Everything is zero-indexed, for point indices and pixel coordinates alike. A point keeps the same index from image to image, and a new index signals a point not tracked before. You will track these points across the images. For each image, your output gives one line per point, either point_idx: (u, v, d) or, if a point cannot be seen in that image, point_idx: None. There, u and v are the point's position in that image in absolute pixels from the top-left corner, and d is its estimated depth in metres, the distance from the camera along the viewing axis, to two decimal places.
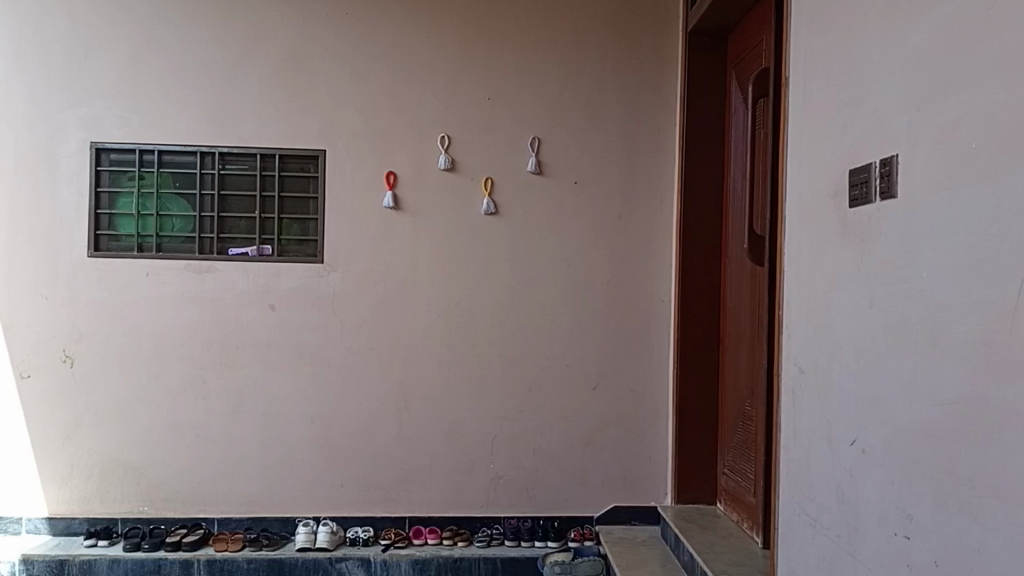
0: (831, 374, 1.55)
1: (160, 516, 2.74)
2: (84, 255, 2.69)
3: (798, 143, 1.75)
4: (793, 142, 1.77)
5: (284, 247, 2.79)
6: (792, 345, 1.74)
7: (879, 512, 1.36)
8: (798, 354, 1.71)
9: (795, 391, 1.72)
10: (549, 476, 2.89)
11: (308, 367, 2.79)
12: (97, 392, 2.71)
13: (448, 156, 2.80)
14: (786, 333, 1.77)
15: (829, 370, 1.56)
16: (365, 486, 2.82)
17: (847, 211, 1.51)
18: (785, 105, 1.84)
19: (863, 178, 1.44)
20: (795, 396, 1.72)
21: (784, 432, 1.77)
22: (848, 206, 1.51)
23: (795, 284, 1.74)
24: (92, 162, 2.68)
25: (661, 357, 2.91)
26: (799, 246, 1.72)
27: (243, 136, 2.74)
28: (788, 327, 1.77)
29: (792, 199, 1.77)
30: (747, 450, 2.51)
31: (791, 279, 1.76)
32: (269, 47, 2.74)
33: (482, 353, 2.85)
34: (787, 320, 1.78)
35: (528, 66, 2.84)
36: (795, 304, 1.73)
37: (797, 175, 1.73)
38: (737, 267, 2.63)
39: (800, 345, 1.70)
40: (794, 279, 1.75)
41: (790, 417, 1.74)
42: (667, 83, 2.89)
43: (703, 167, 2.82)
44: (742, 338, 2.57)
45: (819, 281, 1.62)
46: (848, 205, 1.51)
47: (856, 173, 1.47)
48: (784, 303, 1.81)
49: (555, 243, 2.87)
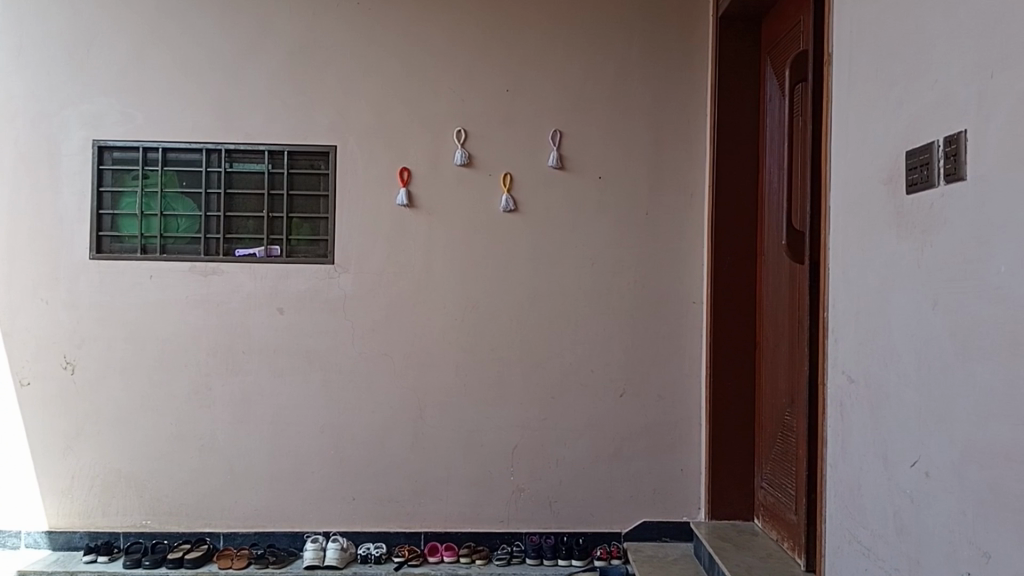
0: (887, 383, 1.35)
1: (164, 530, 2.62)
2: (87, 257, 2.59)
3: (845, 124, 1.55)
4: (840, 124, 1.58)
5: (293, 247, 2.65)
6: (840, 350, 1.54)
7: (947, 546, 1.16)
8: (846, 359, 1.52)
9: (844, 402, 1.52)
10: (573, 489, 2.71)
11: (317, 375, 2.65)
12: (99, 401, 2.60)
13: (464, 151, 2.65)
14: (834, 336, 1.58)
15: (885, 379, 1.36)
16: (378, 499, 2.67)
17: (905, 198, 1.32)
18: (828, 83, 1.65)
19: (924, 160, 1.24)
20: (843, 408, 1.53)
21: (831, 448, 1.57)
22: (905, 193, 1.31)
23: (844, 281, 1.55)
24: (94, 161, 2.58)
25: (692, 363, 2.72)
26: (848, 239, 1.53)
27: (250, 132, 2.61)
28: (834, 330, 1.58)
29: (839, 187, 1.57)
30: (787, 464, 2.31)
31: (840, 276, 1.56)
32: (275, 39, 2.61)
33: (501, 358, 2.69)
34: (833, 322, 1.59)
35: (548, 54, 2.68)
36: (844, 304, 1.54)
37: (846, 159, 1.54)
38: (774, 266, 2.43)
39: (850, 351, 1.51)
40: (842, 277, 1.55)
41: (838, 432, 1.55)
42: (696, 71, 2.70)
43: (736, 159, 2.62)
44: (780, 343, 2.37)
45: (872, 278, 1.42)
46: (905, 191, 1.31)
47: (915, 153, 1.27)
48: (829, 304, 1.62)
49: (578, 242, 2.70)
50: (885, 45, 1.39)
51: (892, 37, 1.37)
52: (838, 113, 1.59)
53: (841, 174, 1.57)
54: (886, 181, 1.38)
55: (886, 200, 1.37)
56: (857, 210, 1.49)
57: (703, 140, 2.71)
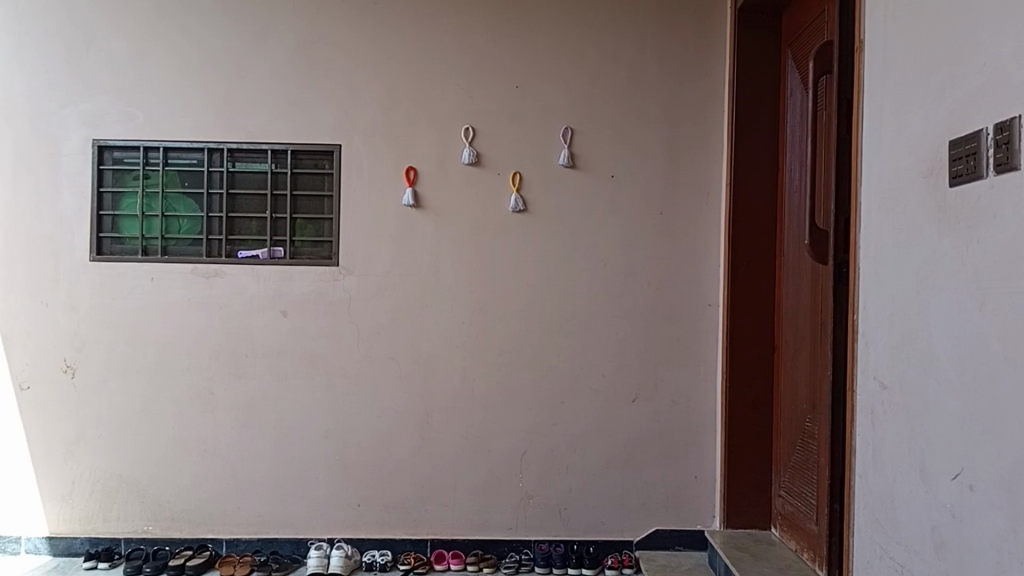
0: (926, 391, 1.27)
1: (165, 536, 2.57)
2: (87, 259, 2.53)
3: (877, 119, 1.47)
4: (871, 119, 1.50)
5: (297, 248, 2.59)
6: (872, 357, 1.46)
7: (994, 566, 1.07)
8: (877, 366, 1.44)
9: (875, 409, 1.44)
10: (584, 496, 2.64)
11: (321, 378, 2.59)
12: (100, 405, 2.55)
13: (472, 149, 2.58)
14: (864, 342, 1.50)
15: (922, 386, 1.28)
16: (384, 506, 2.61)
17: (946, 192, 1.23)
18: (858, 75, 1.57)
19: (970, 149, 1.15)
20: (874, 416, 1.45)
21: (860, 457, 1.49)
22: (948, 184, 1.22)
23: (874, 284, 1.46)
24: (94, 161, 2.52)
25: (708, 366, 2.64)
26: (881, 240, 1.44)
27: (252, 130, 2.55)
28: (864, 335, 1.50)
29: (871, 185, 1.49)
30: (808, 472, 2.23)
31: (871, 278, 1.48)
32: (279, 35, 2.55)
33: (509, 362, 2.62)
34: (862, 327, 1.51)
35: (559, 49, 2.60)
36: (875, 309, 1.45)
37: (879, 155, 1.46)
38: (794, 267, 2.36)
39: (881, 356, 1.43)
40: (873, 279, 1.47)
41: (867, 442, 1.47)
42: (712, 66, 2.62)
43: (755, 156, 2.54)
44: (801, 346, 2.29)
45: (908, 280, 1.33)
46: (950, 183, 1.21)
47: (961, 142, 1.17)
48: (858, 307, 1.54)
49: (589, 243, 2.62)
50: (923, 33, 1.31)
51: (931, 24, 1.29)
52: (869, 108, 1.51)
53: (871, 171, 1.49)
54: (924, 175, 1.29)
55: (925, 196, 1.29)
56: (889, 207, 1.41)
57: (719, 137, 2.63)
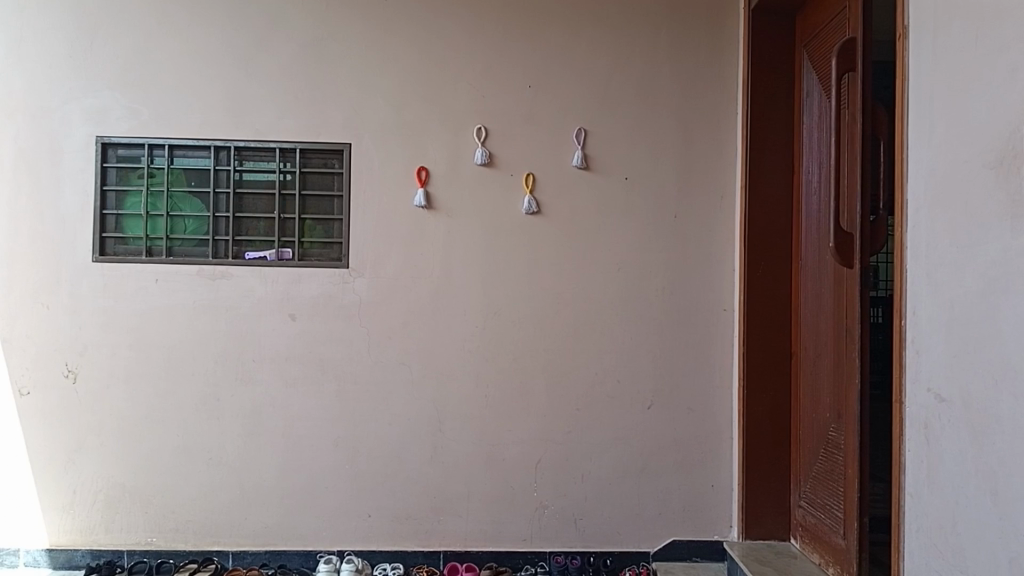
0: (997, 405, 1.21)
1: (169, 548, 2.48)
2: (89, 260, 2.46)
3: (926, 113, 1.43)
4: (918, 112, 1.45)
5: (306, 249, 2.53)
6: (926, 364, 1.41)
7: None
8: (932, 375, 1.39)
9: (930, 422, 1.39)
10: (600, 506, 2.58)
11: (331, 384, 2.52)
12: (101, 411, 2.47)
13: (485, 150, 2.52)
14: (914, 347, 1.45)
15: (993, 400, 1.22)
16: (395, 516, 2.54)
17: (1019, 186, 1.17)
18: (900, 70, 1.52)
19: None
20: (929, 428, 1.40)
21: (912, 474, 1.44)
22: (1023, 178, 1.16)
23: (927, 284, 1.42)
24: (98, 159, 2.46)
25: (724, 373, 2.59)
26: (935, 238, 1.39)
27: (260, 128, 2.49)
28: (914, 339, 1.45)
29: (920, 181, 1.44)
30: (833, 483, 2.17)
31: (922, 278, 1.43)
32: (287, 32, 2.49)
33: (522, 368, 2.56)
34: (911, 331, 1.46)
35: (573, 48, 2.56)
36: (929, 314, 1.41)
37: (931, 149, 1.41)
38: (814, 272, 2.32)
39: (938, 363, 1.37)
40: (926, 279, 1.42)
41: (918, 454, 1.42)
42: (726, 66, 2.58)
43: (771, 159, 2.50)
44: (823, 353, 2.24)
45: (973, 281, 1.28)
46: None
47: None
48: (905, 310, 1.49)
49: (603, 246, 2.57)
50: (985, 22, 1.26)
51: (993, 10, 1.24)
52: (916, 101, 1.46)
53: (919, 165, 1.45)
54: (992, 169, 1.24)
55: (992, 190, 1.23)
56: (947, 202, 1.36)
57: (733, 138, 2.59)
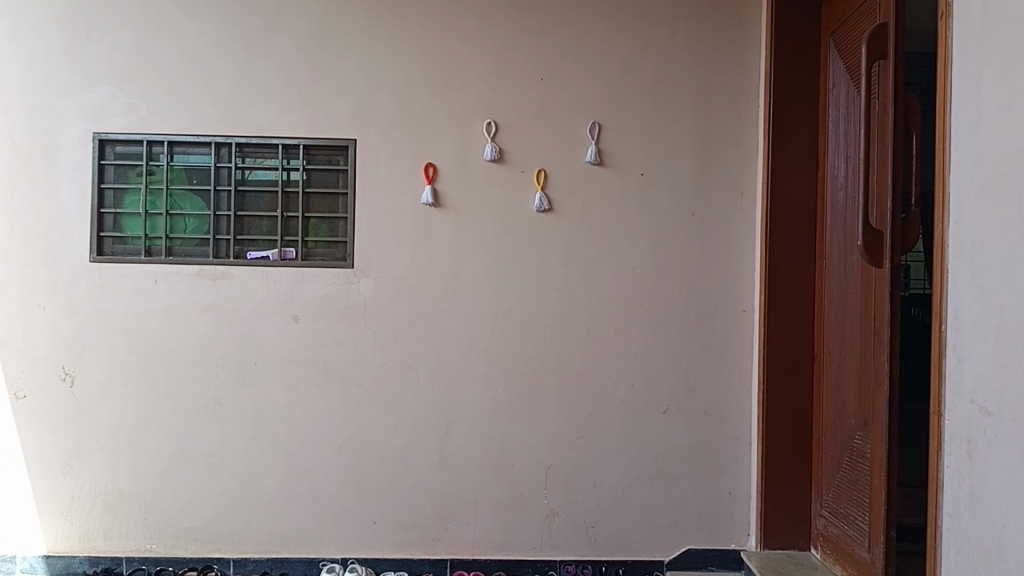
0: None
1: (169, 555, 2.42)
2: (87, 260, 2.39)
3: (974, 106, 1.32)
4: (965, 104, 1.35)
5: (310, 249, 2.45)
6: (969, 374, 1.31)
7: None
8: (976, 385, 1.30)
9: (973, 437, 1.29)
10: (612, 514, 2.50)
11: (335, 388, 2.44)
12: (100, 416, 2.41)
13: (495, 145, 2.43)
14: (955, 355, 1.36)
15: None
16: (401, 524, 2.47)
17: None
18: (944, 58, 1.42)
19: None
20: (972, 444, 1.30)
21: (951, 493, 1.34)
22: None
23: (972, 289, 1.32)
24: (95, 156, 2.38)
25: (743, 377, 2.50)
26: (983, 241, 1.29)
27: (262, 123, 2.40)
28: (957, 348, 1.35)
29: (966, 178, 1.34)
30: (857, 494, 2.08)
31: (967, 284, 1.33)
32: (291, 23, 2.40)
33: (533, 371, 2.47)
34: (953, 338, 1.37)
35: (588, 39, 2.46)
36: (974, 320, 1.31)
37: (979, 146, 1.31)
38: (839, 273, 2.22)
39: (984, 374, 1.28)
40: (971, 284, 1.32)
41: (959, 470, 1.32)
42: (747, 57, 2.48)
43: (794, 154, 2.40)
44: (848, 358, 2.15)
45: None
46: None
47: None
48: (947, 316, 1.39)
49: (617, 245, 2.47)
50: None
51: None
52: (962, 92, 1.36)
53: (965, 164, 1.35)
54: None
55: None
56: (997, 204, 1.26)
57: (753, 133, 2.49)
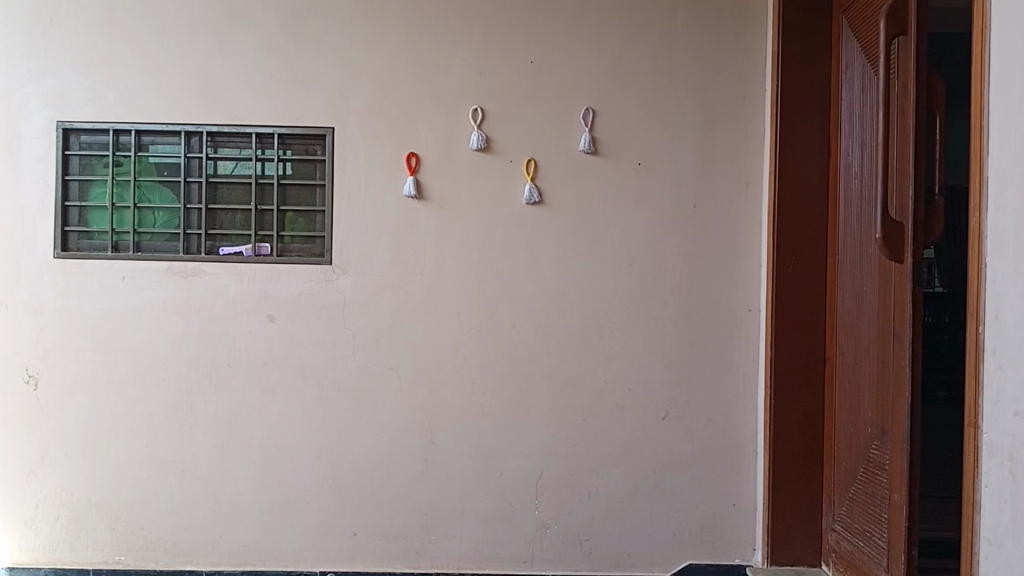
0: None
1: (139, 568, 2.30)
2: (52, 256, 2.27)
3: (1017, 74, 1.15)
4: (1006, 73, 1.18)
5: (286, 244, 2.31)
6: (1012, 382, 1.15)
7: None
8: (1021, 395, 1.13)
9: (1018, 454, 1.12)
10: (609, 526, 2.34)
11: (313, 392, 2.30)
12: (66, 420, 2.28)
13: (482, 133, 2.28)
14: (995, 361, 1.19)
15: None
16: (383, 536, 2.32)
17: None
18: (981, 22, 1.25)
19: None
20: (1015, 463, 1.13)
21: (991, 517, 1.18)
22: None
23: (1016, 285, 1.15)
24: (59, 146, 2.25)
25: (748, 381, 2.33)
26: None
27: (235, 111, 2.26)
28: (997, 352, 1.18)
29: (1008, 158, 1.17)
30: (874, 509, 1.91)
31: (1009, 279, 1.16)
32: (264, 5, 2.26)
33: (523, 374, 2.31)
34: (993, 341, 1.20)
35: (581, 19, 2.30)
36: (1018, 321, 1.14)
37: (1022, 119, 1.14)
38: (854, 268, 2.04)
39: None
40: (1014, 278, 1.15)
41: (1001, 492, 1.16)
42: (753, 38, 2.31)
43: (803, 140, 2.22)
44: (864, 360, 1.97)
45: None
46: None
47: None
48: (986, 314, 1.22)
49: (613, 240, 2.31)
50: None
51: None
52: (1003, 58, 1.19)
53: (1005, 141, 1.18)
54: None
55: None
56: None
57: (759, 119, 2.31)
